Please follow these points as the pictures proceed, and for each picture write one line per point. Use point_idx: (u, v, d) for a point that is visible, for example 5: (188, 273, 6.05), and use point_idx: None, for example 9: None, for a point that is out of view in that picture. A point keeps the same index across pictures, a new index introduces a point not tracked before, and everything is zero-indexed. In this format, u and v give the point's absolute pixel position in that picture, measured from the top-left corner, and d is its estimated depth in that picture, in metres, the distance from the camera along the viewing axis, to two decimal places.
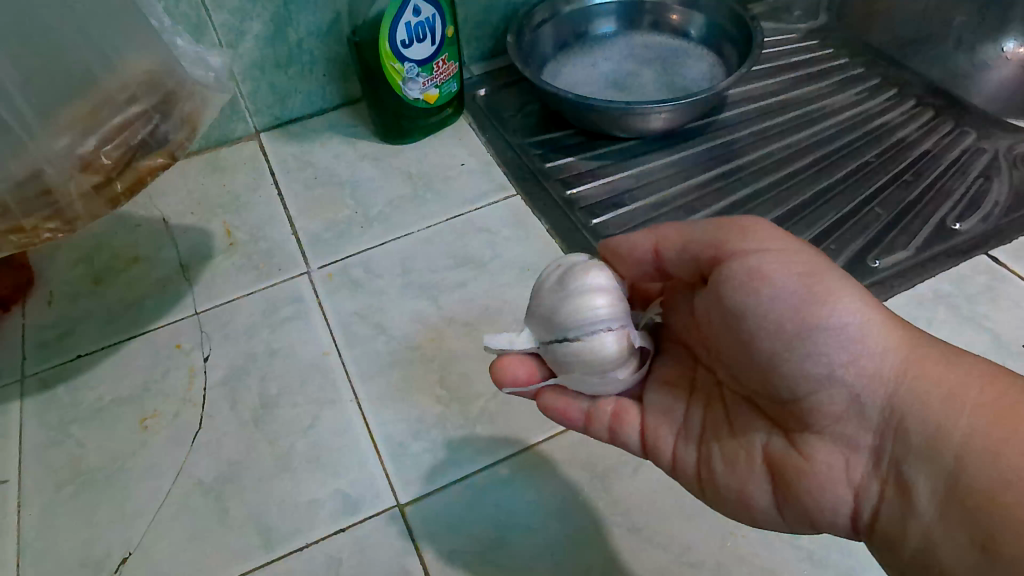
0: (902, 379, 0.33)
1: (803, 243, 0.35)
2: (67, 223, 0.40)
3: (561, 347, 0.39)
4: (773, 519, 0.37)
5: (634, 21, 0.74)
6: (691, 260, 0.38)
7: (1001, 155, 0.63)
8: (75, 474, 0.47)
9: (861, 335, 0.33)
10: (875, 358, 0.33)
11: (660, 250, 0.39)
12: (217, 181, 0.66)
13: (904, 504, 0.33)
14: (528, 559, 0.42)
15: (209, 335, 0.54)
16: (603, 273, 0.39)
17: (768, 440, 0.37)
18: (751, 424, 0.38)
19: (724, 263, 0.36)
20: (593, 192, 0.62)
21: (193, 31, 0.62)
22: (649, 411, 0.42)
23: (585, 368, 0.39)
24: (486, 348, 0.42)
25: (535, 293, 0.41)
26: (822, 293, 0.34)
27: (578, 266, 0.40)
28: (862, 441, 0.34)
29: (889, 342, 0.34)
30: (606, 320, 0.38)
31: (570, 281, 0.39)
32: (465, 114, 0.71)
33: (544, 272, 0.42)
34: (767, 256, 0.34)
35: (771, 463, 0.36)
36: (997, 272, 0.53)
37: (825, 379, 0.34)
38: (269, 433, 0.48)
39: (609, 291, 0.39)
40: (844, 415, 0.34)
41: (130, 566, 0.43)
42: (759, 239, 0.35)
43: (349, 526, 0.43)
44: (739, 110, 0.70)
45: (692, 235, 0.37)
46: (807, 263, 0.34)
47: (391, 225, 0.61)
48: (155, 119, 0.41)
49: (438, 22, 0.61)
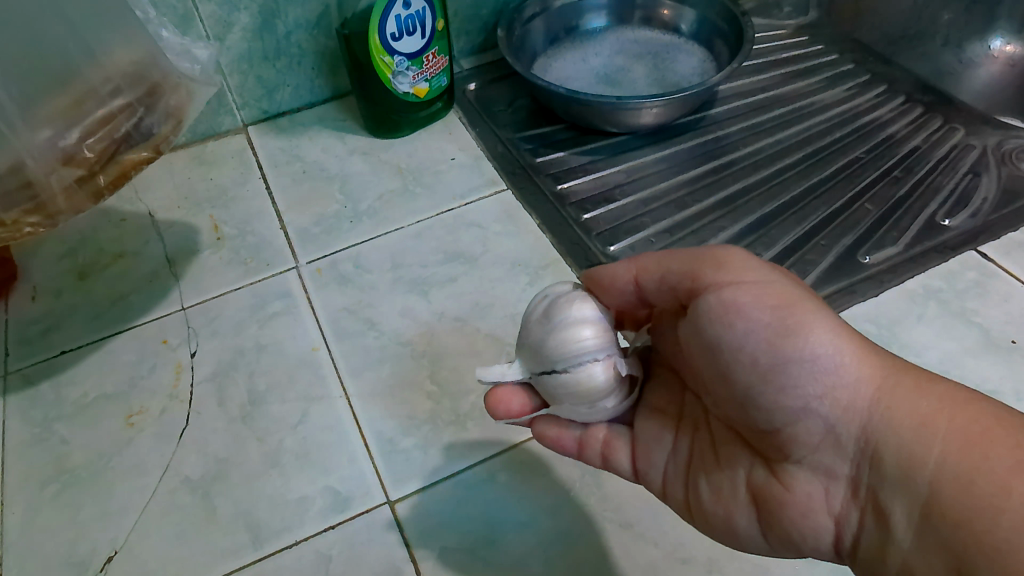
0: (875, 409, 0.33)
1: (779, 272, 0.35)
2: (48, 218, 0.39)
3: (551, 379, 0.39)
4: (758, 544, 0.37)
5: (624, 16, 0.74)
6: (669, 291, 0.38)
7: (990, 151, 0.63)
8: (59, 471, 0.46)
9: (835, 366, 0.33)
10: (849, 388, 0.33)
11: (640, 281, 0.39)
12: (204, 176, 0.65)
13: (883, 531, 0.32)
14: (519, 556, 0.42)
15: (197, 331, 0.53)
16: (588, 305, 0.39)
17: (751, 470, 0.37)
18: (735, 454, 0.38)
19: (701, 295, 0.36)
20: (583, 187, 0.62)
21: (180, 23, 0.61)
22: (639, 439, 0.41)
23: (574, 399, 0.39)
24: (480, 380, 0.42)
25: (524, 324, 0.41)
26: (796, 326, 0.33)
27: (563, 297, 0.40)
28: (839, 469, 0.34)
29: (862, 372, 0.33)
30: (594, 350, 0.38)
31: (556, 314, 0.39)
32: (454, 109, 0.70)
33: (532, 302, 0.41)
34: (741, 289, 0.34)
35: (754, 492, 0.36)
36: (986, 267, 0.54)
37: (800, 411, 0.34)
38: (258, 430, 0.47)
39: (595, 321, 0.38)
40: (821, 445, 0.34)
41: (116, 565, 0.42)
42: (735, 271, 0.35)
43: (338, 524, 0.43)
44: (729, 105, 0.70)
45: (671, 267, 0.37)
46: (782, 294, 0.34)
47: (380, 219, 0.61)
48: (139, 112, 0.40)
49: (428, 15, 0.61)
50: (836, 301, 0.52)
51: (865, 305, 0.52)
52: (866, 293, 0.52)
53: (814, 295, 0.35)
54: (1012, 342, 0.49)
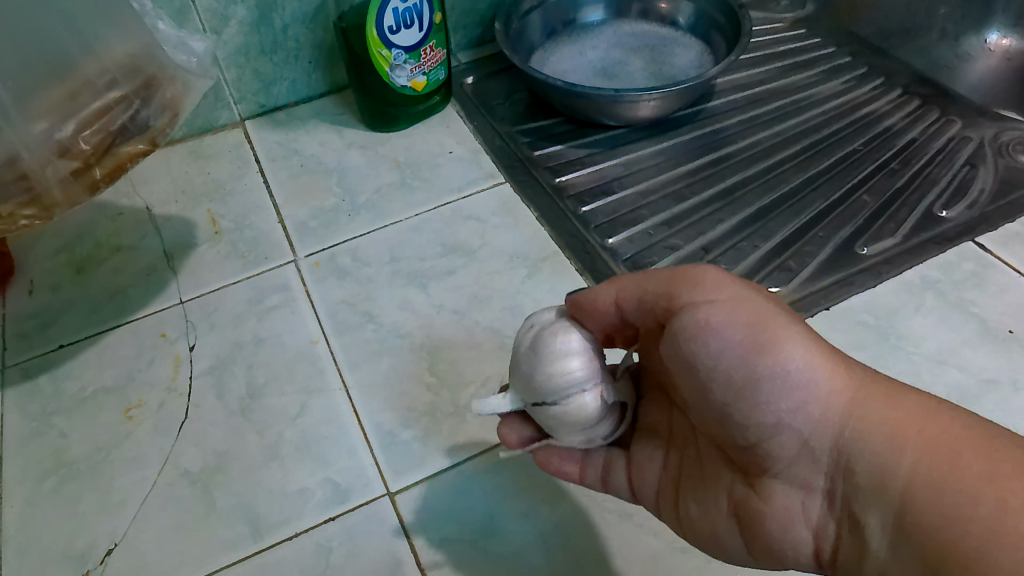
0: (847, 422, 0.32)
1: (751, 289, 0.36)
2: (44, 211, 0.39)
3: (543, 411, 0.38)
4: (743, 556, 0.37)
5: (622, 10, 0.74)
6: (648, 312, 0.38)
7: (987, 143, 0.64)
8: (58, 464, 0.46)
9: (807, 381, 0.33)
10: (821, 402, 0.33)
11: (621, 303, 0.39)
12: (201, 170, 0.65)
13: (860, 541, 0.32)
14: (518, 548, 0.42)
15: (195, 324, 0.53)
16: (575, 335, 0.38)
17: (732, 485, 0.37)
18: (718, 469, 0.38)
19: (676, 314, 0.36)
20: (582, 179, 0.62)
21: (177, 16, 0.61)
22: (634, 460, 0.41)
23: (567, 428, 0.38)
24: (474, 411, 0.41)
25: (513, 354, 0.40)
26: (768, 343, 0.33)
27: (550, 328, 0.39)
28: (815, 482, 0.34)
29: (833, 385, 0.33)
30: (583, 381, 0.37)
31: (543, 346, 0.38)
32: (453, 102, 0.70)
33: (519, 331, 0.41)
34: (715, 308, 0.35)
35: (735, 506, 0.36)
36: (984, 258, 0.54)
37: (775, 427, 0.33)
38: (257, 423, 0.47)
39: (583, 352, 0.38)
40: (797, 459, 0.34)
41: (116, 558, 0.42)
42: (708, 291, 0.35)
43: (338, 516, 0.43)
44: (727, 98, 0.70)
45: (649, 288, 0.38)
46: (753, 312, 0.34)
47: (378, 213, 0.60)
48: (135, 104, 0.40)
49: (427, 9, 0.61)
50: (833, 293, 0.52)
51: (864, 296, 0.52)
52: (864, 284, 0.53)
53: (786, 311, 0.35)
54: (1010, 331, 0.49)
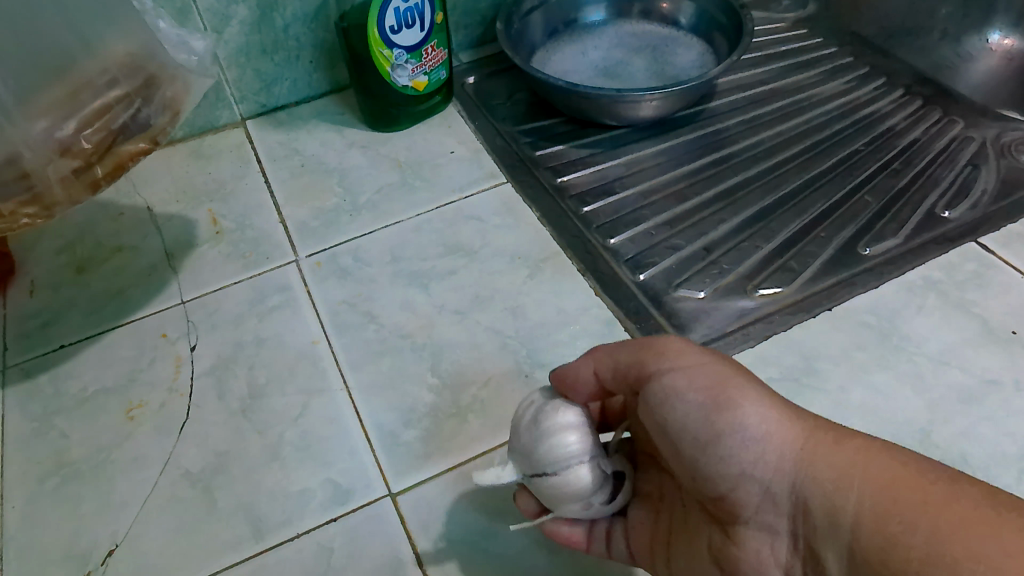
0: (800, 468, 0.32)
1: (710, 354, 0.37)
2: (45, 210, 0.39)
3: (542, 484, 0.38)
4: None
5: (623, 10, 0.74)
6: (625, 379, 0.39)
7: (989, 144, 0.63)
8: (59, 464, 0.46)
9: (760, 433, 0.33)
10: (776, 451, 0.33)
11: (599, 373, 0.39)
12: (202, 170, 0.65)
13: None
14: (520, 551, 0.42)
15: (196, 324, 0.53)
16: (572, 410, 0.38)
17: (710, 537, 0.37)
18: (694, 521, 0.38)
19: (648, 380, 0.37)
20: (582, 179, 0.62)
21: (178, 15, 0.60)
22: (632, 525, 0.40)
23: (566, 501, 0.38)
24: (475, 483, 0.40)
25: (513, 430, 0.40)
26: (721, 399, 0.34)
27: (548, 404, 0.39)
28: (781, 528, 0.33)
29: (784, 435, 0.33)
30: (580, 455, 0.37)
31: (542, 422, 0.38)
32: (454, 102, 0.70)
33: (518, 408, 0.41)
34: (678, 374, 0.36)
35: (714, 556, 0.36)
36: (986, 258, 0.54)
37: (735, 478, 0.34)
38: (258, 423, 0.47)
39: (580, 427, 0.38)
40: (760, 507, 0.34)
41: (117, 558, 0.42)
42: (672, 357, 0.36)
43: (340, 517, 0.43)
44: (729, 99, 0.70)
45: (621, 356, 0.38)
46: (708, 374, 0.35)
47: (379, 212, 0.60)
48: (136, 103, 0.40)
49: (428, 8, 0.61)
50: (835, 294, 0.52)
51: (866, 297, 0.52)
52: (865, 285, 0.52)
53: (742, 370, 0.36)
54: (1012, 331, 0.49)
